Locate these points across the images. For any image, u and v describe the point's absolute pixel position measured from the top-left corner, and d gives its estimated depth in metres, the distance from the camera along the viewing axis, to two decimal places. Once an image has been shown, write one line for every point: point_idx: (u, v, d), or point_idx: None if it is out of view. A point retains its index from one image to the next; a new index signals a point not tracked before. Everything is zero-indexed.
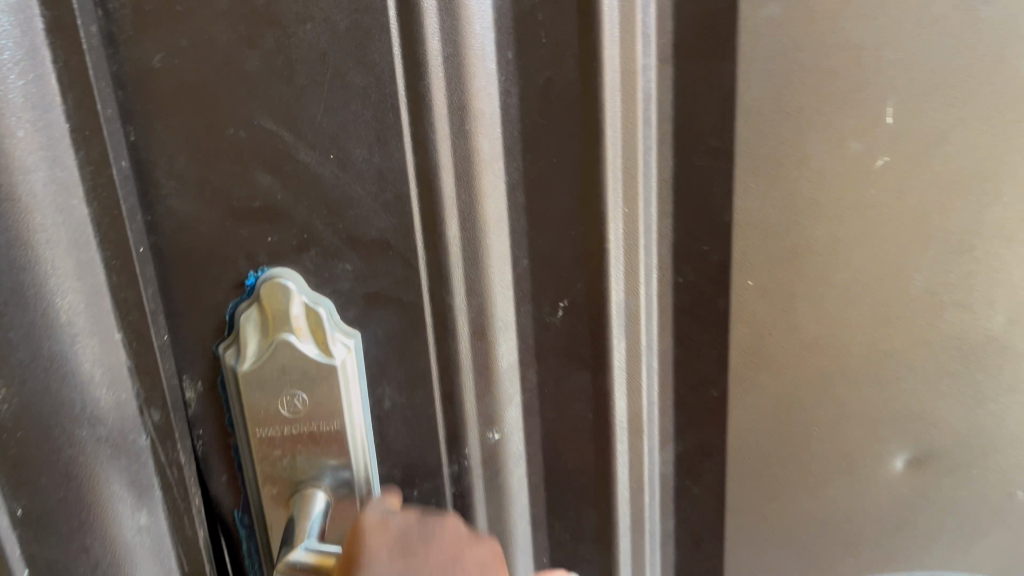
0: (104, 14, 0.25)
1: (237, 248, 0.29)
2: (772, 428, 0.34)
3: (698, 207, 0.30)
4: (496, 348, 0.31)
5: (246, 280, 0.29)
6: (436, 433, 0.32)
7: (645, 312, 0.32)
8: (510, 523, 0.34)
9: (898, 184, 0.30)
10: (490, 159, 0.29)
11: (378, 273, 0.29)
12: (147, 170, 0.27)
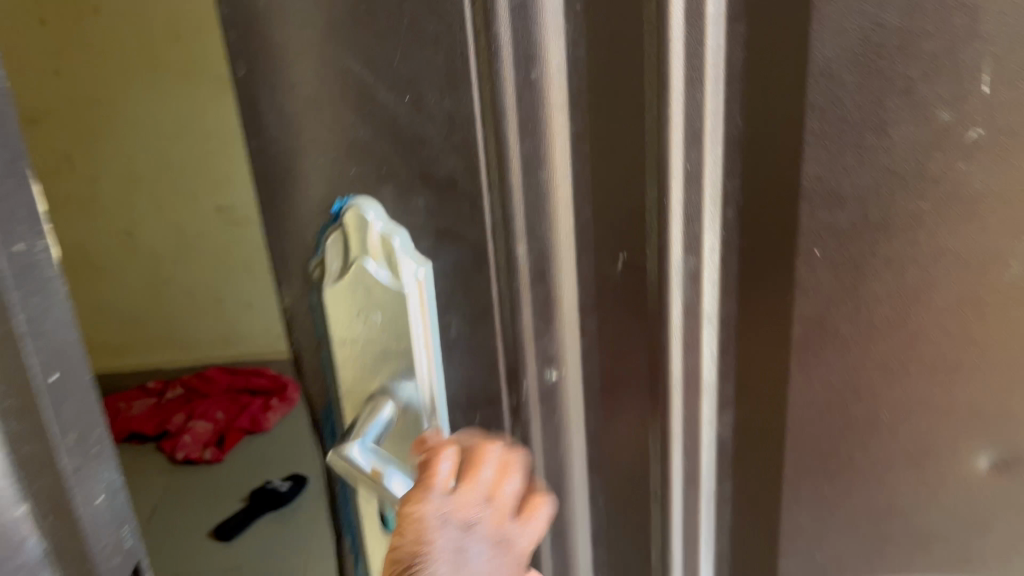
0: None
1: (322, 176, 0.31)
2: (838, 408, 0.35)
3: (763, 175, 0.31)
4: (559, 287, 0.34)
5: (334, 206, 0.31)
6: (498, 367, 0.34)
7: (705, 270, 0.33)
8: (569, 447, 0.37)
9: (995, 162, 0.29)
10: (558, 111, 0.31)
11: (447, 210, 0.31)
12: (245, 99, 0.29)
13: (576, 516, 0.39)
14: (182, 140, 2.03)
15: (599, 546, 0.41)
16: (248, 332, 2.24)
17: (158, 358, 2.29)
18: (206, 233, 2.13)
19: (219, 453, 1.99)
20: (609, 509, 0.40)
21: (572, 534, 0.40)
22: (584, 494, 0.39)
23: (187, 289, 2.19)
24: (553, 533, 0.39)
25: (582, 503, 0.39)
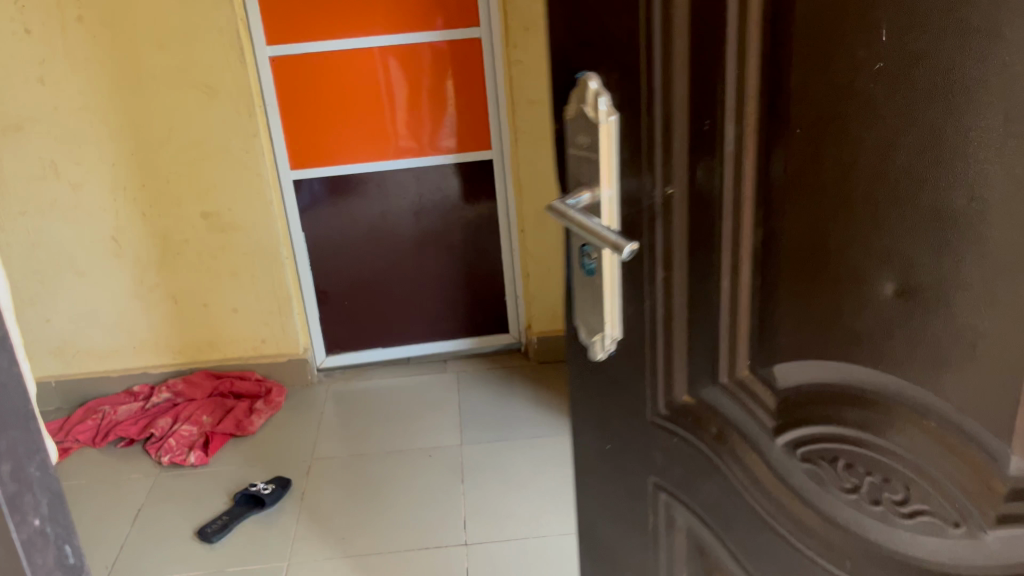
0: None
1: (581, 62, 0.65)
2: (808, 236, 0.55)
3: (769, 72, 0.54)
4: (671, 129, 0.61)
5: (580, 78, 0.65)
6: (642, 173, 0.63)
7: (735, 126, 0.57)
8: (671, 239, 0.65)
9: (885, 52, 0.47)
10: (677, 34, 0.58)
11: (629, 84, 0.61)
12: (555, 26, 0.66)
13: (676, 292, 0.66)
14: (167, 148, 2.14)
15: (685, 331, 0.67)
16: (231, 331, 2.36)
17: (143, 360, 2.38)
18: (193, 238, 2.24)
19: (203, 455, 2.05)
20: (687, 296, 0.66)
21: (673, 305, 0.67)
22: (680, 289, 0.66)
23: (173, 292, 2.29)
24: (664, 306, 0.68)
25: (677, 287, 0.66)
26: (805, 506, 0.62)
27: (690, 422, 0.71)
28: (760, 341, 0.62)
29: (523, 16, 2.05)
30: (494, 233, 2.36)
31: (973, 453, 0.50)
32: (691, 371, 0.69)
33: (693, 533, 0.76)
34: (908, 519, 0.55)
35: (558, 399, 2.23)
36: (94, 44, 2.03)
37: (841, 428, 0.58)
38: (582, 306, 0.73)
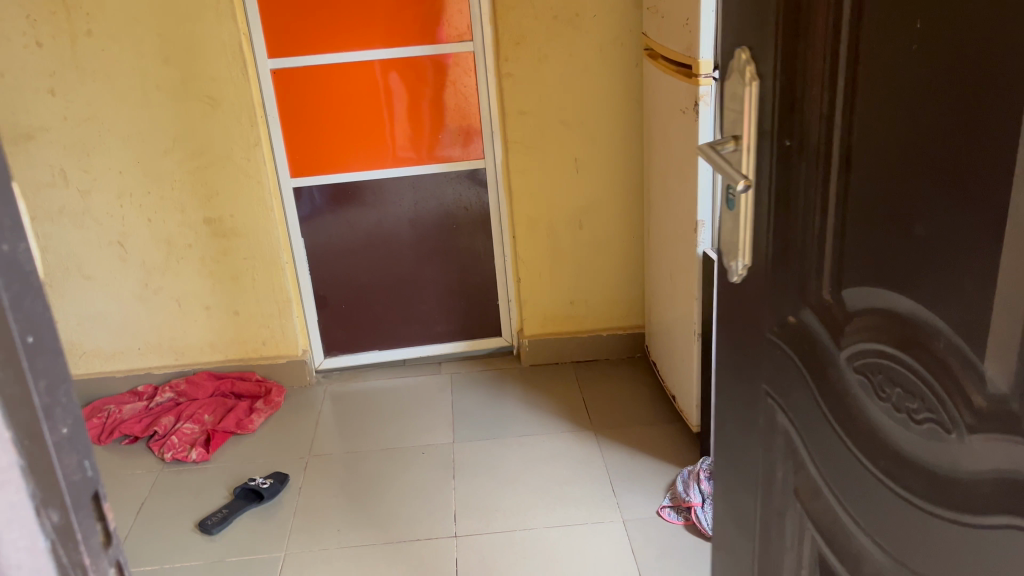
0: None
1: (738, 37, 0.81)
2: (866, 179, 0.67)
3: (847, 44, 0.66)
4: (780, 90, 0.75)
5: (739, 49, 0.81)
6: (765, 126, 0.78)
7: (819, 89, 0.70)
8: (777, 182, 0.79)
9: (920, 32, 0.58)
10: (793, 11, 0.72)
11: (761, 53, 0.77)
12: (728, 7, 0.83)
13: (774, 230, 0.80)
14: (173, 156, 2.22)
15: (775, 263, 0.81)
16: (233, 333, 2.43)
17: (147, 361, 2.46)
18: (196, 243, 2.32)
19: (204, 452, 2.13)
20: (782, 234, 0.80)
21: (773, 241, 0.81)
22: (777, 227, 0.80)
23: (177, 295, 2.37)
24: (769, 240, 0.82)
25: (776, 226, 0.80)
26: (860, 414, 0.73)
27: (787, 336, 0.83)
28: (831, 269, 0.74)
29: (514, 31, 2.12)
30: (487, 240, 2.44)
31: (966, 372, 0.59)
32: (788, 296, 0.81)
33: (788, 436, 0.87)
34: (921, 427, 0.65)
35: (548, 400, 2.30)
36: (102, 57, 2.11)
37: (882, 346, 0.69)
38: (723, 238, 0.89)
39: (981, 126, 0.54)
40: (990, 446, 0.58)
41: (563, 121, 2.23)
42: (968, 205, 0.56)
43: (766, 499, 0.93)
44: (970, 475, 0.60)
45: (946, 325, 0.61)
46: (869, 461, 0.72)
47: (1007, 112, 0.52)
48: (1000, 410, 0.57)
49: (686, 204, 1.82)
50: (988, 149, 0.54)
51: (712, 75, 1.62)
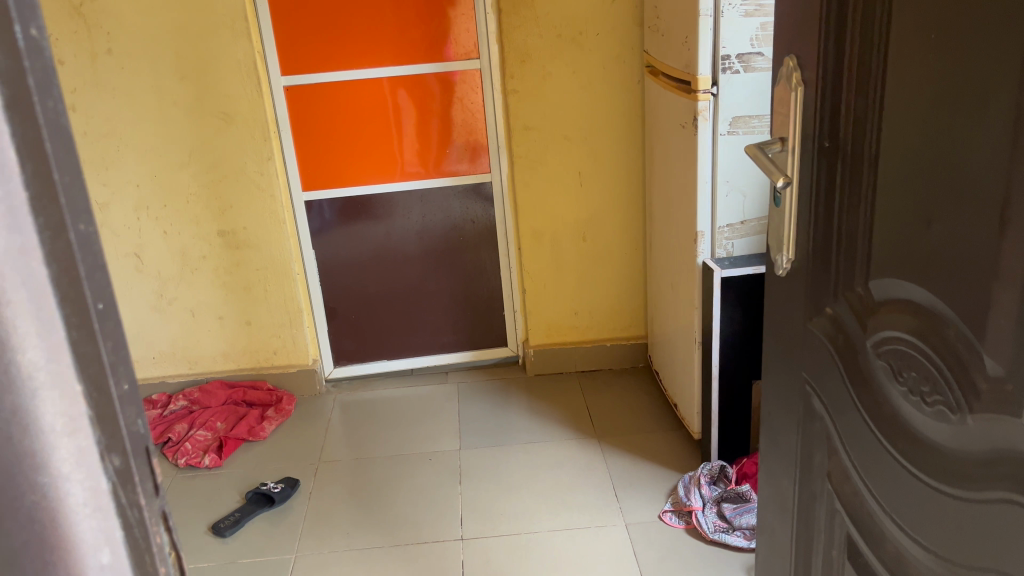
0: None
1: (792, 52, 0.90)
2: (890, 182, 0.75)
3: (874, 60, 0.75)
4: (823, 99, 0.84)
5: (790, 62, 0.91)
6: (808, 132, 0.87)
7: (852, 99, 0.79)
8: (816, 182, 0.88)
9: (933, 50, 0.66)
10: (835, 28, 0.80)
11: (810, 67, 0.86)
12: (784, 25, 0.92)
13: (814, 225, 0.89)
14: (188, 170, 2.29)
15: (817, 257, 0.90)
16: (246, 342, 2.49)
17: (161, 369, 2.52)
18: (210, 255, 2.38)
19: (217, 459, 2.18)
20: (821, 230, 0.88)
21: (813, 235, 0.90)
22: (816, 222, 0.89)
23: (191, 306, 2.43)
24: (811, 235, 0.90)
25: (815, 222, 0.89)
26: (887, 398, 0.81)
27: (829, 328, 0.91)
28: (861, 263, 0.82)
29: (520, 49, 2.19)
30: (493, 251, 2.49)
31: (969, 356, 0.66)
32: (829, 288, 0.89)
33: (824, 424, 0.95)
34: (934, 409, 0.72)
35: (553, 408, 2.34)
36: (121, 74, 2.19)
37: (903, 334, 0.76)
38: (771, 234, 0.99)
39: (979, 132, 0.62)
40: (985, 423, 0.65)
41: (567, 135, 2.29)
42: (971, 207, 0.64)
43: (808, 480, 1.01)
44: (970, 452, 0.67)
45: (953, 313, 0.68)
46: (892, 442, 0.80)
47: (998, 119, 0.60)
48: (994, 393, 0.63)
49: (686, 216, 1.87)
50: (985, 152, 0.61)
51: (710, 91, 1.67)
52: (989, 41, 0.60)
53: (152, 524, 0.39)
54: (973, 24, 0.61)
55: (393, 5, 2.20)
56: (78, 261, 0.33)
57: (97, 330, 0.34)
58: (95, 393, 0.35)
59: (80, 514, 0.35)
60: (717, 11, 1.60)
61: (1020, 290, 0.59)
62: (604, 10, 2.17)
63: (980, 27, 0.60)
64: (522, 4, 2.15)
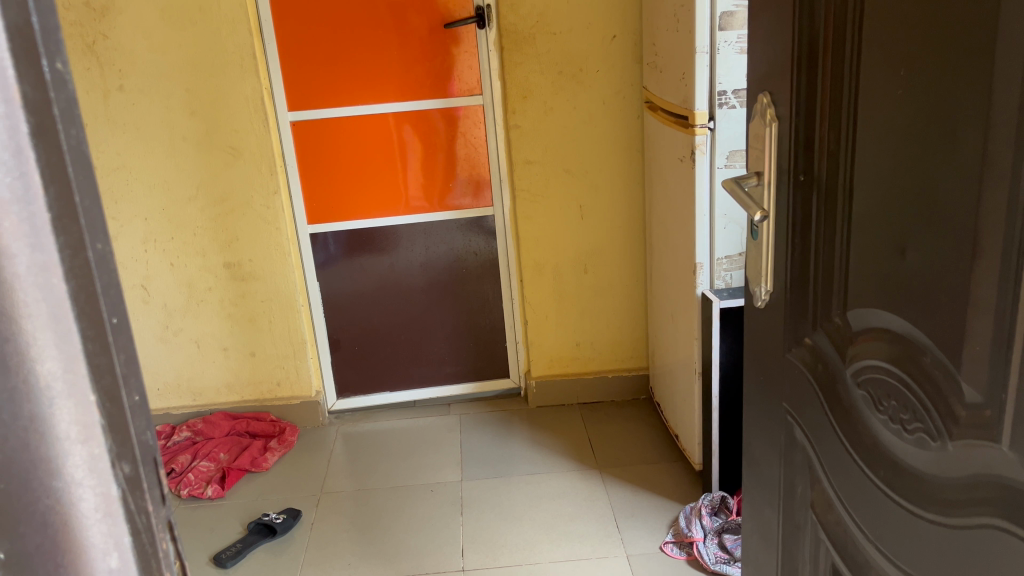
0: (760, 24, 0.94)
1: (766, 93, 0.94)
2: (867, 214, 0.78)
3: (847, 98, 0.78)
4: (798, 135, 0.88)
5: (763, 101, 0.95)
6: (784, 166, 0.91)
7: (826, 134, 0.83)
8: (794, 214, 0.91)
9: (902, 89, 0.70)
10: (808, 68, 0.85)
11: (784, 106, 0.90)
12: (757, 65, 0.96)
13: (793, 256, 0.93)
14: (196, 203, 2.33)
15: (795, 287, 0.93)
16: (250, 374, 2.51)
17: (165, 401, 2.54)
18: (216, 287, 2.41)
19: (220, 489, 2.19)
20: (800, 261, 0.92)
21: (791, 266, 0.94)
22: (795, 253, 0.92)
23: (196, 337, 2.46)
24: (790, 265, 0.94)
25: (794, 253, 0.92)
26: (864, 425, 0.83)
27: (808, 357, 0.93)
28: (841, 292, 0.85)
29: (521, 85, 2.24)
30: (495, 283, 2.52)
31: (947, 382, 0.69)
32: (807, 319, 0.92)
33: (806, 453, 0.97)
34: (913, 436, 0.74)
35: (554, 439, 2.35)
36: (133, 110, 2.24)
37: (882, 362, 0.78)
38: (751, 267, 1.02)
39: (949, 165, 0.65)
40: (962, 447, 0.67)
41: (569, 169, 2.33)
42: (941, 234, 0.67)
43: (793, 508, 1.02)
44: (950, 477, 0.69)
45: (929, 339, 0.71)
46: (872, 469, 0.82)
47: (965, 152, 0.63)
48: (972, 418, 0.66)
49: (685, 248, 1.89)
50: (955, 184, 0.65)
51: (707, 126, 1.71)
52: (954, 79, 0.63)
53: (159, 532, 0.40)
54: (939, 64, 0.65)
55: (399, 42, 2.25)
56: (94, 278, 0.35)
57: (110, 342, 0.36)
58: (107, 403, 0.37)
59: (91, 519, 0.37)
60: (714, 48, 1.64)
61: (994, 315, 0.62)
62: (603, 48, 2.22)
63: (944, 67, 0.64)
64: (523, 41, 2.20)
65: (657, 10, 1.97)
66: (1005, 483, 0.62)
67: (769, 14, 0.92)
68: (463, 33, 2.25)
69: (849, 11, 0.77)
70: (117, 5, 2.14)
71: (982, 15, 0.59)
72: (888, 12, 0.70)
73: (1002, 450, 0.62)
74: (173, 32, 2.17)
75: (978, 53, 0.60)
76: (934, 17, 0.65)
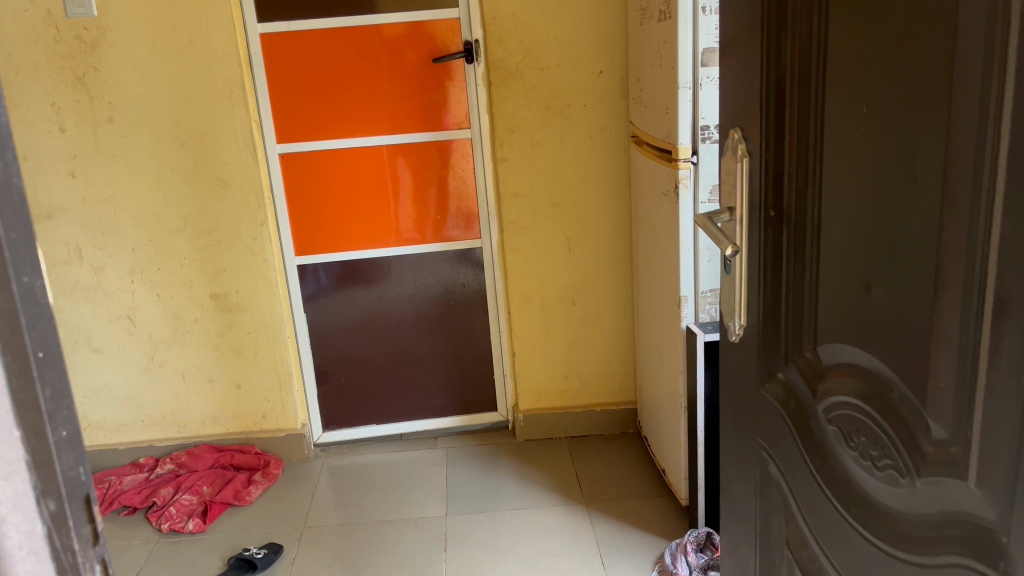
0: (732, 64, 0.95)
1: (736, 130, 0.94)
2: (834, 250, 0.78)
3: (814, 134, 0.79)
4: (766, 170, 0.88)
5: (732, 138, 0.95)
6: (754, 203, 0.92)
7: (793, 169, 0.83)
8: (763, 248, 0.91)
9: (864, 126, 0.70)
10: (775, 105, 0.85)
11: (754, 144, 0.90)
12: (729, 105, 0.97)
13: (763, 290, 0.93)
14: (183, 235, 2.33)
15: (766, 322, 0.93)
16: (236, 406, 2.50)
17: (149, 433, 2.52)
18: (202, 318, 2.41)
19: (201, 524, 2.16)
20: (770, 296, 0.92)
21: (762, 302, 0.93)
22: (765, 288, 0.92)
23: (182, 368, 2.45)
24: (761, 300, 0.93)
25: (765, 288, 0.92)
26: (836, 462, 0.82)
27: (782, 393, 0.93)
28: (812, 327, 0.84)
29: (509, 119, 2.25)
30: (483, 315, 2.51)
31: (915, 419, 0.68)
32: (779, 353, 0.92)
33: (781, 490, 0.96)
34: (883, 473, 0.73)
35: (540, 473, 2.33)
36: (121, 142, 2.25)
37: (852, 398, 0.78)
38: (726, 302, 1.02)
39: (911, 201, 0.65)
40: (930, 483, 0.66)
41: (556, 203, 2.34)
42: (905, 272, 0.67)
43: (769, 545, 1.01)
44: (919, 514, 0.68)
45: (896, 374, 0.70)
46: (843, 506, 0.81)
47: (925, 187, 0.63)
48: (941, 455, 0.65)
49: (671, 281, 1.89)
50: (917, 219, 0.65)
51: (691, 160, 1.72)
52: (912, 117, 0.63)
53: (85, 569, 0.44)
54: (897, 101, 0.65)
55: (390, 75, 2.27)
56: (21, 315, 0.40)
57: (36, 378, 0.41)
58: (32, 438, 0.41)
59: (16, 556, 0.41)
60: (696, 84, 1.66)
61: (958, 353, 0.61)
62: (590, 83, 2.24)
63: (902, 104, 0.65)
64: (511, 76, 2.22)
65: (643, 46, 1.98)
66: (974, 520, 0.61)
67: (739, 53, 0.93)
68: (453, 67, 2.27)
69: (814, 51, 0.77)
70: (108, 38, 2.16)
71: (938, 58, 0.60)
72: (849, 50, 0.71)
73: (969, 488, 0.61)
74: (163, 65, 2.19)
75: (934, 93, 0.61)
76: (892, 57, 0.65)
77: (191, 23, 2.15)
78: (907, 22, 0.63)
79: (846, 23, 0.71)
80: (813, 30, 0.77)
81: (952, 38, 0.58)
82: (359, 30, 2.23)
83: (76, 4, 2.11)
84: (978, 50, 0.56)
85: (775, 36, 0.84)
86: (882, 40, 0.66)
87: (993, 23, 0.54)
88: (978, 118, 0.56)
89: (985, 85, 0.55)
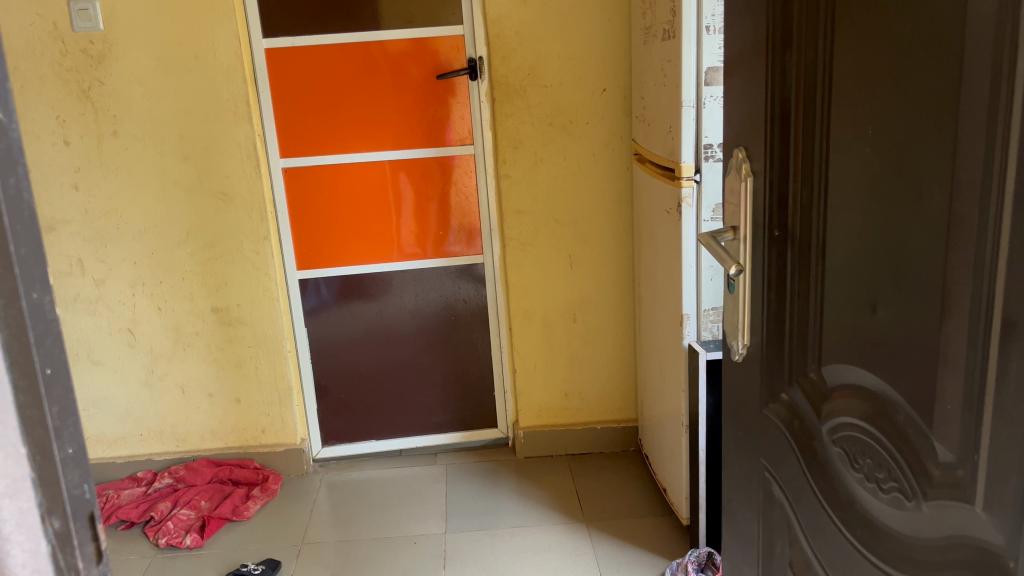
0: (736, 85, 0.95)
1: (741, 149, 0.94)
2: (838, 271, 0.78)
3: (818, 156, 0.79)
4: (771, 189, 0.88)
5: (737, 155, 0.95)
6: (760, 222, 0.92)
7: (798, 189, 0.83)
8: (768, 266, 0.91)
9: (869, 148, 0.70)
10: (780, 125, 0.85)
11: (758, 164, 0.90)
12: (733, 127, 0.97)
13: (769, 310, 0.92)
14: (185, 248, 2.33)
15: (770, 343, 0.93)
16: (235, 420, 2.49)
17: (148, 447, 2.51)
18: (202, 331, 2.40)
19: (199, 538, 2.15)
20: (774, 316, 0.91)
21: (767, 321, 0.93)
22: (771, 306, 0.92)
23: (182, 382, 2.45)
24: (766, 319, 0.93)
25: (770, 307, 0.92)
26: (840, 484, 0.82)
27: (786, 415, 0.92)
28: (816, 348, 0.84)
29: (512, 136, 2.26)
30: (484, 331, 2.51)
31: (922, 443, 0.67)
32: (783, 374, 0.92)
33: (785, 512, 0.95)
34: (889, 496, 0.73)
35: (539, 490, 2.32)
36: (125, 155, 2.25)
37: (857, 420, 0.77)
38: (730, 321, 1.01)
39: (916, 222, 0.65)
40: (938, 507, 0.66)
41: (559, 220, 2.34)
42: (909, 293, 0.67)
43: (773, 568, 1.00)
44: (927, 539, 0.67)
45: (901, 395, 0.70)
46: (848, 528, 0.80)
47: (930, 208, 0.63)
48: (948, 478, 0.64)
49: (673, 300, 1.89)
50: (923, 239, 0.64)
51: (693, 178, 1.72)
52: (918, 141, 0.64)
53: None
54: (903, 122, 0.65)
55: (394, 91, 2.28)
56: (28, 330, 0.43)
57: (42, 395, 0.43)
58: (39, 455, 0.44)
59: (17, 570, 0.44)
60: (699, 103, 1.67)
61: (964, 375, 0.61)
62: (593, 101, 2.25)
63: (908, 127, 0.65)
64: (515, 93, 2.23)
65: (646, 65, 1.99)
66: (983, 544, 0.60)
67: (744, 75, 0.93)
68: (457, 84, 2.28)
69: (818, 74, 0.78)
70: (113, 52, 2.17)
71: (944, 82, 0.60)
72: (853, 73, 0.72)
73: (977, 513, 0.61)
74: (167, 80, 2.20)
75: (941, 116, 0.61)
76: (898, 80, 0.66)
77: (197, 38, 2.16)
78: (914, 44, 0.63)
79: (852, 44, 0.72)
80: (819, 54, 0.77)
81: (959, 62, 0.58)
82: (363, 46, 2.24)
83: (82, 18, 2.13)
84: (985, 73, 0.56)
85: (780, 57, 0.84)
86: (887, 63, 0.67)
87: (1001, 48, 0.54)
88: (985, 140, 0.56)
89: (993, 109, 0.55)
